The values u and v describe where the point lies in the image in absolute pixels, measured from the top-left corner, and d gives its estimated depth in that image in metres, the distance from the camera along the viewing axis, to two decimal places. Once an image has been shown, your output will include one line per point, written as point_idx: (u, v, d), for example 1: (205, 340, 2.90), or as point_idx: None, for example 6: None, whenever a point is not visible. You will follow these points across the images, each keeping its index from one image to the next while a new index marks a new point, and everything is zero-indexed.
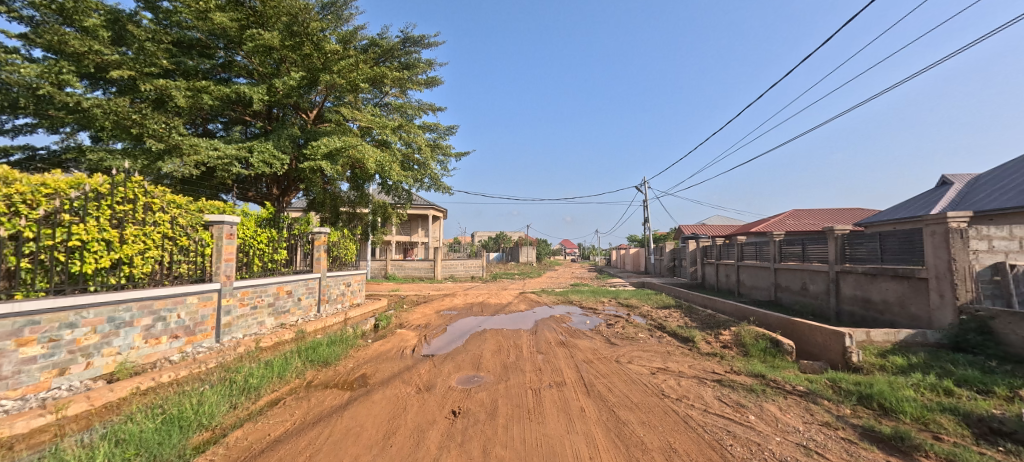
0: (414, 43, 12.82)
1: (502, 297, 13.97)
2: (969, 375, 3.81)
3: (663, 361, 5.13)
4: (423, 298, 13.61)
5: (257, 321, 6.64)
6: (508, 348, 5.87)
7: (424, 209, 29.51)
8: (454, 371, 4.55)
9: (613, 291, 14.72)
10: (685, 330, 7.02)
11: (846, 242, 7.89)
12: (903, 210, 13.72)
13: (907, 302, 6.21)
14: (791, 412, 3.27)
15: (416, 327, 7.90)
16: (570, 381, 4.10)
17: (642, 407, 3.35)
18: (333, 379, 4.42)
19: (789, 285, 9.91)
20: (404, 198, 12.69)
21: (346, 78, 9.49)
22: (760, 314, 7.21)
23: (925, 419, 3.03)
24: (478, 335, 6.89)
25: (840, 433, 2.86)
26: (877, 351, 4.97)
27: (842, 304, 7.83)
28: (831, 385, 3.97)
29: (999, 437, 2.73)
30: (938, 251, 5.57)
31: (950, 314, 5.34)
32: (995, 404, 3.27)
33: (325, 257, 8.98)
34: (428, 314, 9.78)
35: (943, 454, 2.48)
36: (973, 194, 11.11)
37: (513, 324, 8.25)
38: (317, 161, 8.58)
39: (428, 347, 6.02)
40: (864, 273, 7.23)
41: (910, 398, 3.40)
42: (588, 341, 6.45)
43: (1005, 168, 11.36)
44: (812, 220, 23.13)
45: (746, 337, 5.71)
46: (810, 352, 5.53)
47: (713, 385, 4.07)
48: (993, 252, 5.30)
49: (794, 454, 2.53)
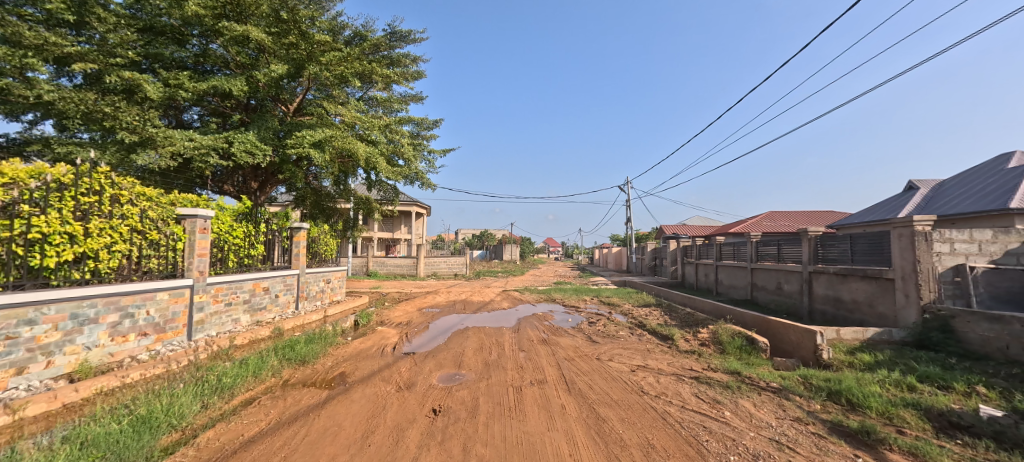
0: (400, 38, 12.63)
1: (484, 294, 13.94)
2: (931, 372, 3.97)
3: (643, 359, 5.19)
4: (404, 296, 13.47)
5: (231, 318, 6.42)
6: (491, 345, 5.86)
7: (408, 205, 29.11)
8: (436, 369, 4.51)
9: (595, 290, 14.87)
10: (665, 328, 7.13)
11: (819, 243, 8.14)
12: (873, 213, 14.31)
13: (875, 302, 6.45)
14: (765, 408, 3.36)
15: (397, 325, 7.80)
16: (551, 379, 4.10)
17: (622, 404, 3.38)
18: (310, 377, 4.32)
19: (764, 284, 10.21)
20: (389, 194, 12.45)
21: (332, 69, 9.19)
22: (737, 313, 7.38)
23: (889, 414, 3.15)
24: (460, 333, 6.82)
25: (811, 428, 2.95)
26: (848, 348, 5.15)
27: (815, 303, 8.10)
28: (802, 382, 4.08)
29: (957, 430, 2.87)
30: (904, 253, 5.81)
31: (915, 313, 5.60)
32: (954, 399, 3.42)
33: (305, 253, 8.76)
34: (410, 311, 9.68)
35: (906, 447, 2.57)
36: (937, 199, 11.58)
37: (496, 322, 8.28)
38: (305, 149, 8.22)
39: (410, 345, 5.97)
40: (835, 273, 7.47)
41: (876, 394, 3.51)
42: (570, 339, 6.49)
43: (966, 174, 12.03)
44: (787, 221, 23.93)
45: (722, 335, 5.82)
46: (785, 349, 5.69)
47: (690, 381, 4.15)
48: (954, 254, 5.55)
49: (768, 449, 2.58)
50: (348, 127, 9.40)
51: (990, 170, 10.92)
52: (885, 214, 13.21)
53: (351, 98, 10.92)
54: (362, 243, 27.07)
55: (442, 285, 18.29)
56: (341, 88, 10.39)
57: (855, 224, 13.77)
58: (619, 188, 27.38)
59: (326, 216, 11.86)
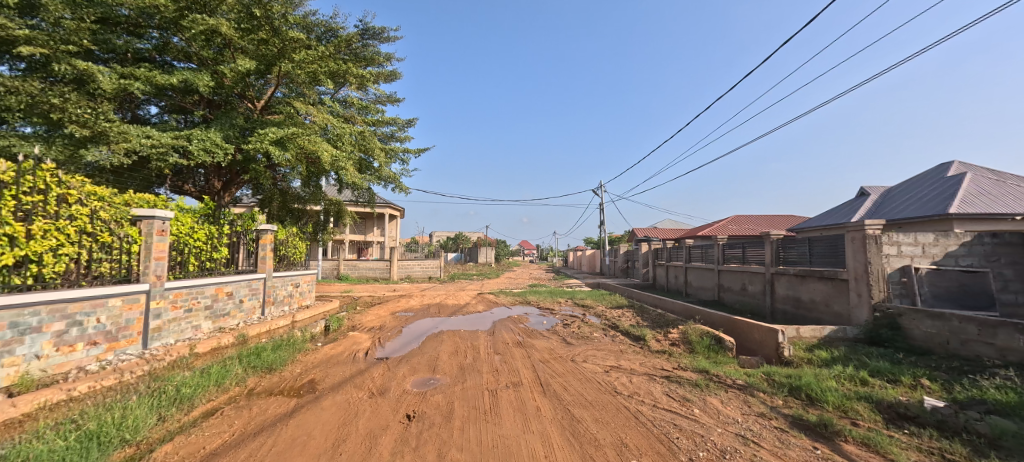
0: (374, 36, 12.45)
1: (460, 298, 13.86)
2: (881, 367, 4.23)
3: (616, 360, 5.28)
4: (376, 300, 13.20)
5: (192, 325, 6.08)
6: (465, 349, 5.82)
7: (382, 207, 28.61)
8: (409, 373, 4.44)
9: (570, 292, 15.04)
10: (637, 329, 7.29)
11: (780, 246, 8.55)
12: (829, 217, 15.20)
13: (831, 301, 6.81)
14: (732, 404, 3.48)
15: (369, 329, 7.63)
16: (526, 381, 4.11)
17: (596, 404, 3.42)
18: (278, 385, 4.16)
19: (730, 285, 10.61)
20: (363, 197, 12.15)
21: (304, 68, 8.94)
22: (705, 313, 7.63)
23: (845, 407, 3.32)
24: (435, 337, 6.75)
25: (773, 422, 3.08)
26: (807, 345, 5.41)
27: (777, 303, 8.48)
28: (766, 378, 4.25)
29: (905, 420, 3.06)
30: (857, 255, 6.14)
31: (865, 312, 5.91)
32: (902, 392, 3.66)
33: (272, 256, 8.38)
34: (383, 315, 9.50)
35: (860, 438, 2.72)
36: (886, 205, 12.39)
37: (471, 325, 8.25)
38: (265, 146, 7.91)
39: (383, 350, 5.85)
40: (795, 274, 7.84)
41: (833, 388, 3.71)
42: (545, 341, 6.53)
43: (910, 182, 12.99)
44: (752, 225, 25.00)
45: (692, 335, 6.01)
46: (749, 347, 5.91)
47: (662, 381, 4.25)
48: (901, 256, 5.94)
49: (734, 444, 2.66)
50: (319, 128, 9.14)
51: (932, 179, 11.81)
52: (840, 219, 14.04)
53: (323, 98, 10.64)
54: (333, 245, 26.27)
55: (416, 288, 18.03)
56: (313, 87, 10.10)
57: (813, 228, 14.55)
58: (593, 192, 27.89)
59: (295, 218, 11.45)
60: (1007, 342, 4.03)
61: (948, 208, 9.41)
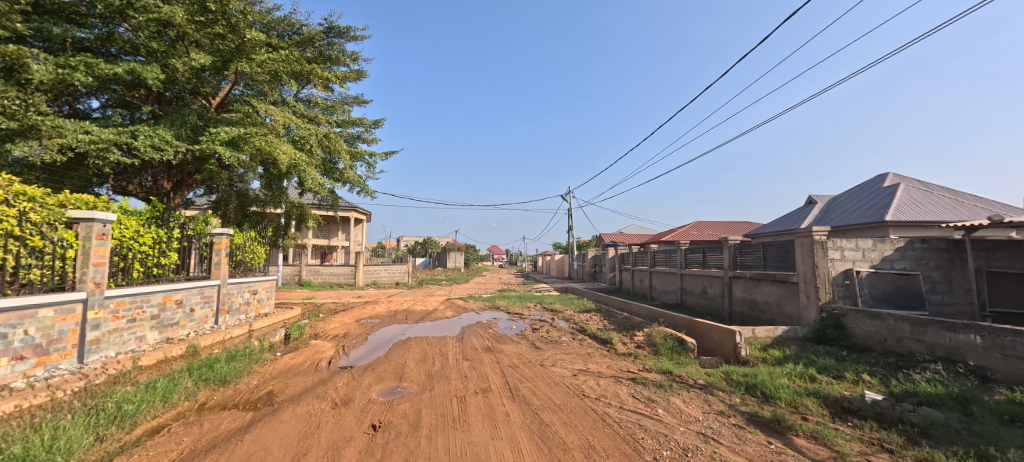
0: (339, 35, 11.59)
1: (428, 303, 13.69)
2: (827, 364, 4.53)
3: (584, 363, 5.36)
4: (341, 307, 12.76)
5: (135, 336, 5.64)
6: (432, 355, 5.74)
7: (348, 210, 27.87)
8: (375, 382, 4.31)
9: (539, 296, 15.20)
10: (604, 332, 7.45)
11: (737, 251, 8.97)
12: (781, 224, 16.18)
13: (783, 303, 7.22)
14: (693, 404, 3.60)
15: (332, 337, 7.39)
16: (495, 387, 4.09)
17: (564, 408, 3.45)
18: (232, 399, 3.93)
19: (692, 288, 11.05)
20: (328, 200, 11.72)
21: (264, 67, 8.56)
22: (669, 316, 7.89)
23: (796, 403, 3.52)
24: (401, 344, 6.62)
25: (732, 420, 3.21)
26: (761, 345, 5.70)
27: (734, 305, 8.90)
28: (724, 377, 4.44)
29: (849, 413, 3.27)
30: (805, 260, 6.52)
31: (812, 312, 6.30)
32: (845, 387, 3.93)
33: (226, 261, 8.05)
34: (347, 323, 9.22)
35: (809, 432, 2.88)
36: (831, 213, 13.33)
37: (439, 331, 8.15)
38: (212, 146, 7.31)
39: (347, 358, 5.66)
40: (750, 277, 8.26)
41: (785, 385, 3.92)
42: (514, 346, 6.55)
43: (852, 192, 14.05)
44: (712, 231, 26.24)
45: (656, 337, 6.20)
46: (709, 348, 6.16)
47: (627, 383, 4.35)
48: (844, 259, 6.39)
49: (696, 442, 2.74)
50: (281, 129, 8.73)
51: (870, 189, 12.83)
52: (791, 225, 14.96)
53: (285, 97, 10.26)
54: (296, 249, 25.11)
55: (383, 294, 17.58)
56: (274, 85, 9.66)
57: (767, 233, 15.43)
58: (564, 198, 28.41)
59: (253, 222, 10.88)
60: (935, 339, 4.47)
61: (881, 217, 10.30)
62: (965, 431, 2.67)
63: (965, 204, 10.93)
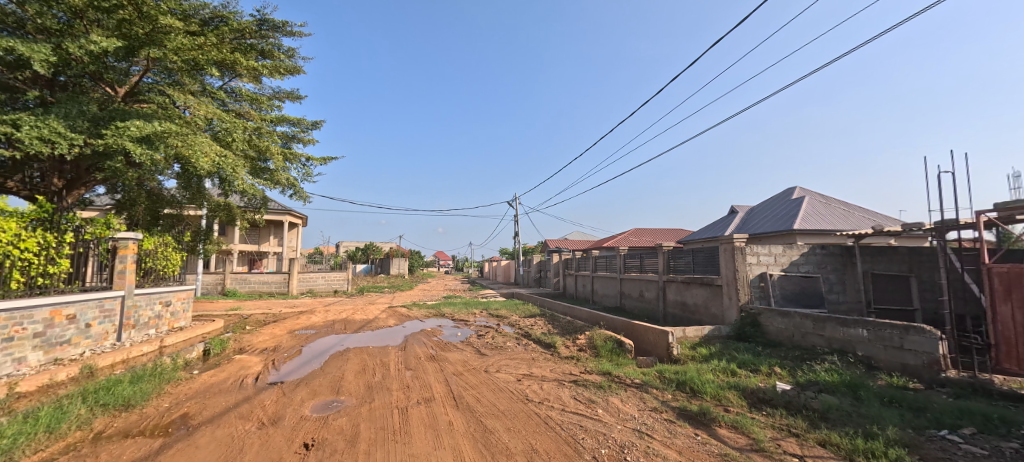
0: (273, 27, 10.08)
1: (369, 312, 13.21)
2: (746, 359, 4.98)
3: (528, 368, 5.43)
4: (272, 318, 11.83)
5: (13, 358, 4.79)
6: (373, 365, 5.53)
7: (279, 214, 26.06)
8: (308, 398, 4.05)
9: (485, 303, 15.25)
10: (548, 337, 7.62)
11: (670, 256, 9.59)
12: (708, 231, 17.67)
13: (710, 304, 7.86)
14: (630, 402, 3.78)
15: (260, 351, 6.84)
16: (438, 396, 4.02)
17: (508, 413, 3.47)
18: (137, 425, 3.48)
19: (630, 292, 11.66)
20: (255, 202, 10.77)
21: (179, 55, 7.63)
22: (609, 319, 8.25)
23: (719, 396, 3.82)
24: (339, 355, 6.29)
25: (664, 415, 3.41)
26: (691, 343, 6.16)
27: (668, 307, 9.52)
28: (659, 376, 4.71)
29: (764, 403, 3.61)
30: (728, 264, 7.18)
31: (734, 312, 6.91)
32: (761, 379, 4.34)
33: (133, 269, 7.15)
34: (277, 335, 8.60)
35: (730, 422, 3.14)
36: (750, 222, 14.79)
37: (381, 340, 7.87)
38: (122, 141, 6.27)
39: (277, 373, 5.26)
40: (681, 281, 8.90)
41: (711, 380, 4.25)
42: (458, 353, 6.50)
43: (766, 203, 15.71)
44: (649, 237, 28.09)
45: (597, 340, 6.46)
46: (645, 349, 6.53)
47: (569, 385, 4.47)
48: (759, 263, 7.14)
49: (631, 439, 2.87)
50: (202, 123, 7.90)
51: (782, 201, 14.43)
52: (717, 233, 16.38)
53: (208, 87, 9.22)
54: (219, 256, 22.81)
55: (320, 304, 16.58)
56: (195, 74, 8.65)
57: (696, 240, 16.77)
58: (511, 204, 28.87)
59: (167, 226, 9.69)
60: (832, 333, 5.07)
61: (791, 227, 11.59)
62: (855, 413, 3.05)
63: (853, 215, 12.69)
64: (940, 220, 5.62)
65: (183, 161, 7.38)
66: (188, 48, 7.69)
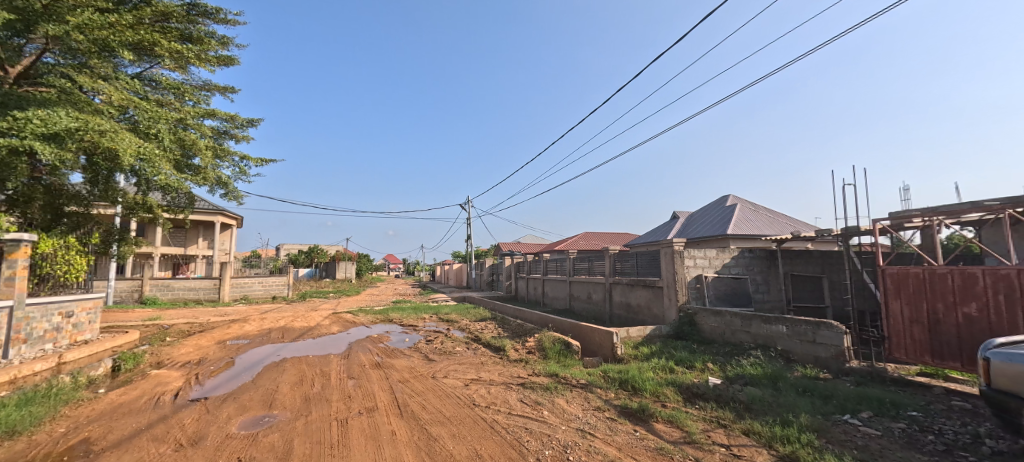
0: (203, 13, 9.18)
1: (311, 319, 12.55)
2: (683, 356, 5.30)
3: (476, 372, 5.42)
4: (199, 328, 10.81)
5: None
6: (311, 376, 5.26)
7: (210, 214, 24.06)
8: (236, 414, 3.76)
9: (435, 307, 15.07)
10: (498, 340, 7.67)
11: (616, 259, 9.98)
12: (652, 235, 18.76)
13: (652, 305, 8.28)
14: (575, 402, 3.88)
15: (182, 365, 6.26)
16: (382, 405, 3.89)
17: (453, 420, 3.42)
18: (22, 455, 3.03)
19: (578, 294, 12.02)
20: (180, 200, 9.50)
21: (89, 37, 6.51)
22: (557, 321, 8.44)
23: (658, 393, 4.03)
24: (274, 366, 5.92)
25: (606, 414, 3.53)
26: (635, 343, 6.44)
27: (613, 308, 9.91)
28: (603, 375, 4.88)
29: (697, 397, 3.86)
30: (668, 267, 7.61)
31: (673, 312, 7.33)
32: (695, 375, 4.64)
33: (25, 276, 6.28)
34: (204, 346, 7.93)
35: (666, 417, 3.31)
36: (689, 227, 15.87)
37: (323, 349, 7.51)
38: (26, 140, 5.28)
39: (201, 388, 4.85)
40: (626, 283, 9.29)
41: (651, 378, 4.47)
42: (405, 360, 6.36)
43: (703, 209, 16.94)
44: (597, 241, 29.46)
45: (546, 342, 6.59)
46: (592, 350, 6.75)
47: (516, 388, 4.51)
48: (696, 266, 7.64)
49: (574, 438, 2.94)
50: (115, 112, 6.85)
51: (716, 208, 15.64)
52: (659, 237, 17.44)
53: (121, 73, 7.75)
54: (135, 260, 20.38)
55: (256, 311, 15.41)
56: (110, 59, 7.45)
57: (641, 244, 17.74)
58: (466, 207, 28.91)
59: (72, 226, 8.40)
60: (757, 330, 5.57)
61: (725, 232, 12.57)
62: (774, 403, 3.35)
63: (776, 221, 14.07)
64: (846, 226, 6.34)
65: (94, 153, 6.44)
66: (96, 26, 6.46)
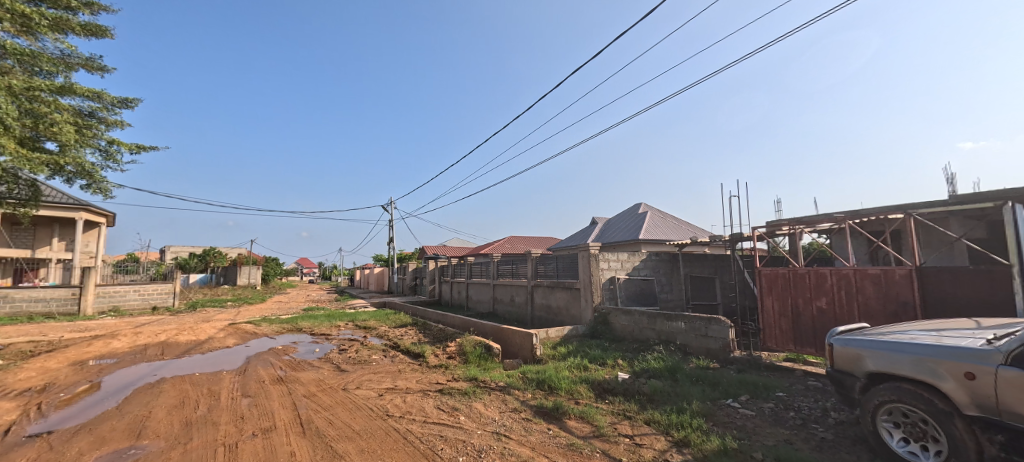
0: None
1: (201, 331, 11.10)
2: (596, 354, 5.65)
3: (392, 381, 5.25)
4: (46, 348, 8.91)
5: None
6: (196, 396, 4.66)
7: (68, 210, 20.11)
8: (91, 449, 3.19)
9: (352, 314, 14.31)
10: (418, 346, 7.53)
11: (537, 262, 10.33)
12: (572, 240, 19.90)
13: (570, 306, 8.72)
14: (492, 406, 3.93)
15: (16, 395, 5.12)
16: (282, 423, 3.58)
17: (364, 434, 3.26)
18: None
19: (502, 297, 12.26)
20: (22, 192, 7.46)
21: None
22: (479, 325, 8.53)
23: (571, 391, 4.24)
24: (147, 388, 5.14)
25: (521, 415, 3.63)
26: (553, 343, 6.74)
27: (534, 310, 10.28)
28: (521, 376, 5.02)
29: (606, 392, 4.13)
30: (585, 269, 8.09)
31: (589, 312, 7.82)
32: (606, 371, 4.97)
33: None
34: (53, 369, 6.62)
35: (577, 414, 3.49)
36: (606, 232, 17.09)
37: (215, 365, 6.71)
38: None
39: (42, 422, 4.03)
40: (546, 285, 9.68)
41: (566, 376, 4.70)
42: (313, 372, 5.95)
43: (618, 216, 18.41)
44: (522, 245, 30.61)
45: (467, 346, 6.61)
46: (512, 351, 6.93)
47: (434, 395, 4.45)
48: (610, 268, 8.23)
49: (488, 442, 2.97)
50: None
51: (629, 215, 17.09)
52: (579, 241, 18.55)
53: None
54: None
55: (129, 325, 13.08)
56: None
57: (563, 248, 18.69)
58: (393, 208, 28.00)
59: None
60: (660, 326, 6.12)
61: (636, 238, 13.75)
62: (672, 393, 3.70)
63: (680, 228, 15.78)
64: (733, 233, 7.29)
65: None
66: None
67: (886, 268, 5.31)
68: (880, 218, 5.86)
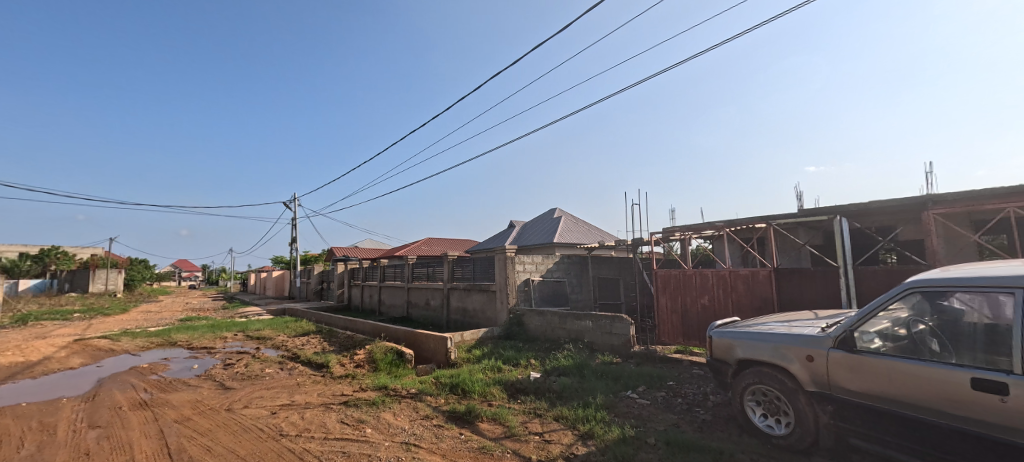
0: None
1: (31, 352, 8.96)
2: (509, 355, 5.81)
3: (289, 396, 4.84)
4: None
5: None
6: (21, 434, 3.78)
7: None
8: None
9: (244, 323, 12.83)
10: (321, 356, 7.05)
11: (454, 264, 10.28)
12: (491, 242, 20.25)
13: (486, 308, 8.86)
14: (403, 415, 3.83)
15: None
16: (145, 456, 3.09)
17: (251, 459, 2.96)
18: None
19: (416, 301, 12.01)
20: None
21: None
22: (390, 331, 8.27)
23: (485, 393, 4.31)
24: None
25: (432, 421, 3.59)
26: (468, 346, 6.78)
27: (450, 313, 10.28)
28: (434, 382, 4.97)
29: (519, 392, 4.27)
30: (502, 271, 8.28)
31: (505, 314, 8.03)
32: (519, 371, 5.14)
33: None
34: None
35: (490, 416, 3.55)
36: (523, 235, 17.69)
37: (53, 393, 5.51)
38: None
39: None
40: (462, 288, 9.71)
41: (480, 379, 4.76)
42: (189, 393, 5.23)
43: (535, 220, 19.21)
44: (441, 246, 30.38)
45: (376, 353, 6.37)
46: (426, 356, 6.84)
47: (337, 408, 4.20)
48: (526, 271, 8.54)
49: (396, 453, 2.89)
50: None
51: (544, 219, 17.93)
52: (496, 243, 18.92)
53: None
54: None
55: None
56: None
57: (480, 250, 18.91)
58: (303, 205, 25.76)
59: None
60: (570, 326, 6.50)
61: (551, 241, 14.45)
62: (579, 389, 3.94)
63: (590, 232, 16.98)
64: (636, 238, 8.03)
65: None
66: None
67: (752, 269, 6.34)
68: (748, 226, 6.96)
